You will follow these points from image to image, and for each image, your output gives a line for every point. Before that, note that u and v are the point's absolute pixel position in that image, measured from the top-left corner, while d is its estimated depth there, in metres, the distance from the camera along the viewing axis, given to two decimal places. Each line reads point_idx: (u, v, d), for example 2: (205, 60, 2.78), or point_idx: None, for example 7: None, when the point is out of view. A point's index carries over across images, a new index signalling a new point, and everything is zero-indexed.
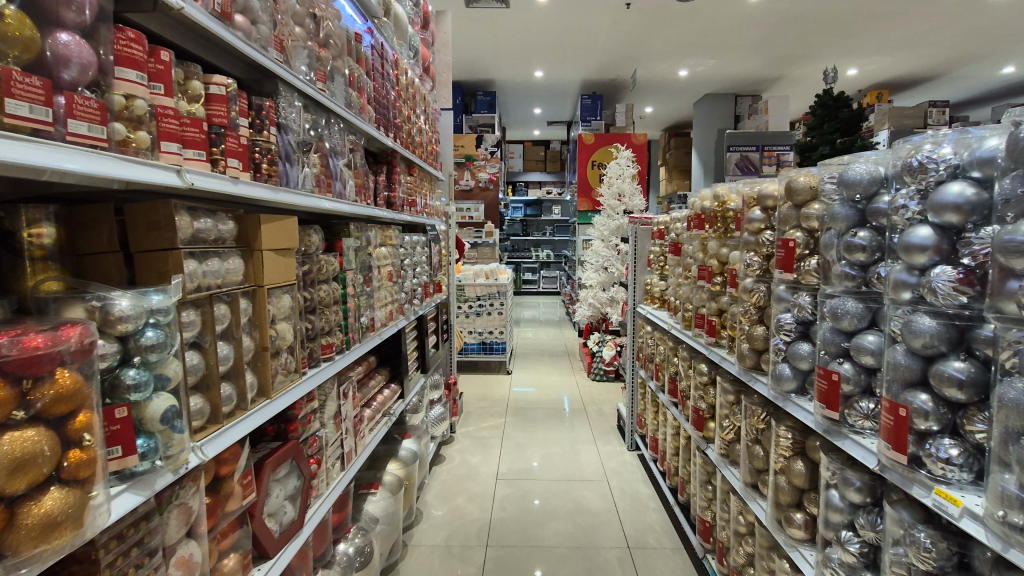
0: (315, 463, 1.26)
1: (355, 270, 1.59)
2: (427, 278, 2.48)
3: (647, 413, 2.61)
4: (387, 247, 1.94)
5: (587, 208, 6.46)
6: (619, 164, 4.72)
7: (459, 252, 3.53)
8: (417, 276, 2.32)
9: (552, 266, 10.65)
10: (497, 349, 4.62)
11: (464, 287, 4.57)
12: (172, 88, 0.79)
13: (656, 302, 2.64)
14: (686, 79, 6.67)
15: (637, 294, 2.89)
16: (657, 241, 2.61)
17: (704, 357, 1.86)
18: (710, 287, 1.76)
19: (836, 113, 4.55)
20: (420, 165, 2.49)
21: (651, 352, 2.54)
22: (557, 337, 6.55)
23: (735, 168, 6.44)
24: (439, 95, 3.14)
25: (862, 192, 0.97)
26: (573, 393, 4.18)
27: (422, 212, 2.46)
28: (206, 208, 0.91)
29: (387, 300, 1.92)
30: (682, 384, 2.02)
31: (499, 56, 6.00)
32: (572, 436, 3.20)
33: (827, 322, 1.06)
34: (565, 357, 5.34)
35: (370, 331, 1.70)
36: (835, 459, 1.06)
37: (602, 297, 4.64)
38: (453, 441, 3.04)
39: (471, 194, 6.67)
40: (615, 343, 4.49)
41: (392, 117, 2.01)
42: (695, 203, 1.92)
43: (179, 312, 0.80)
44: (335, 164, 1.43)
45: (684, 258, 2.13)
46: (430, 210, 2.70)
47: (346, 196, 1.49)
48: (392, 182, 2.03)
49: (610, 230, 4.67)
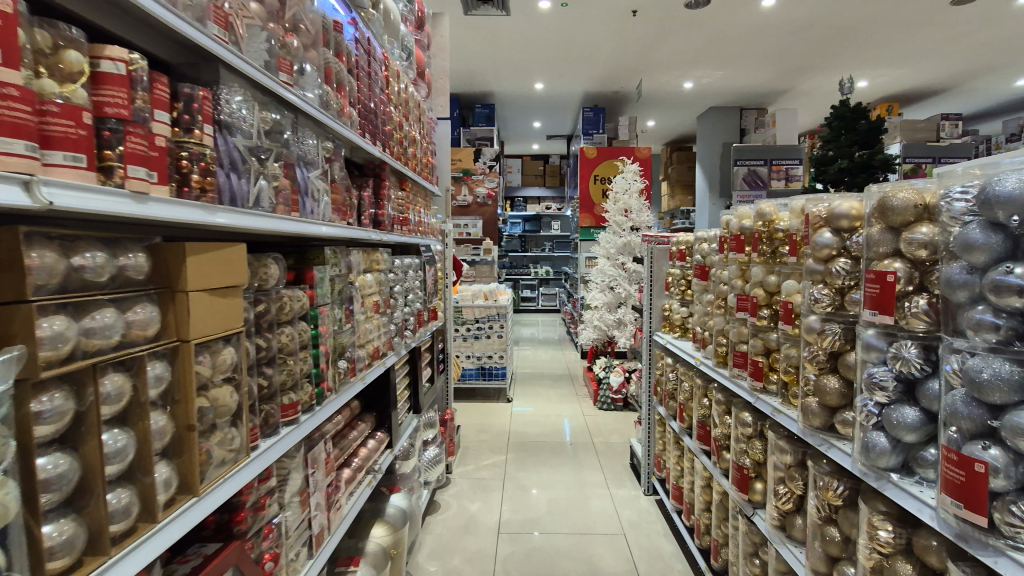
0: (271, 562, 0.97)
1: (331, 304, 1.31)
2: (421, 306, 2.21)
3: (669, 456, 2.33)
4: (372, 273, 1.67)
5: (590, 224, 6.22)
6: (626, 178, 4.48)
7: (456, 273, 3.26)
8: (410, 304, 2.05)
9: (551, 283, 10.38)
10: (497, 375, 4.33)
11: (462, 309, 4.29)
12: (20, 57, 0.51)
13: (678, 330, 2.37)
14: (691, 91, 6.48)
15: (654, 321, 2.61)
16: (679, 262, 2.34)
17: (745, 403, 1.59)
18: (754, 322, 1.49)
19: (853, 125, 4.34)
20: (414, 179, 2.23)
21: (673, 388, 2.26)
22: (559, 358, 6.26)
23: (743, 182, 6.36)
24: (436, 104, 2.89)
25: (1020, 214, 0.70)
26: (578, 423, 3.89)
27: (416, 232, 2.20)
28: (94, 238, 0.64)
29: (373, 337, 1.64)
30: (716, 432, 1.74)
31: (498, 67, 5.79)
32: (581, 477, 2.91)
33: (957, 386, 0.78)
34: (568, 381, 5.05)
35: (351, 377, 1.42)
36: (971, 573, 0.78)
37: (608, 320, 4.37)
38: (449, 484, 2.74)
39: (469, 210, 6.42)
40: (624, 369, 4.20)
41: (380, 123, 1.75)
42: (732, 222, 1.66)
43: (27, 400, 0.52)
44: (305, 177, 1.15)
45: (715, 284, 1.87)
46: (425, 230, 2.44)
47: (321, 215, 1.22)
48: (381, 198, 1.76)
49: (616, 248, 4.41)
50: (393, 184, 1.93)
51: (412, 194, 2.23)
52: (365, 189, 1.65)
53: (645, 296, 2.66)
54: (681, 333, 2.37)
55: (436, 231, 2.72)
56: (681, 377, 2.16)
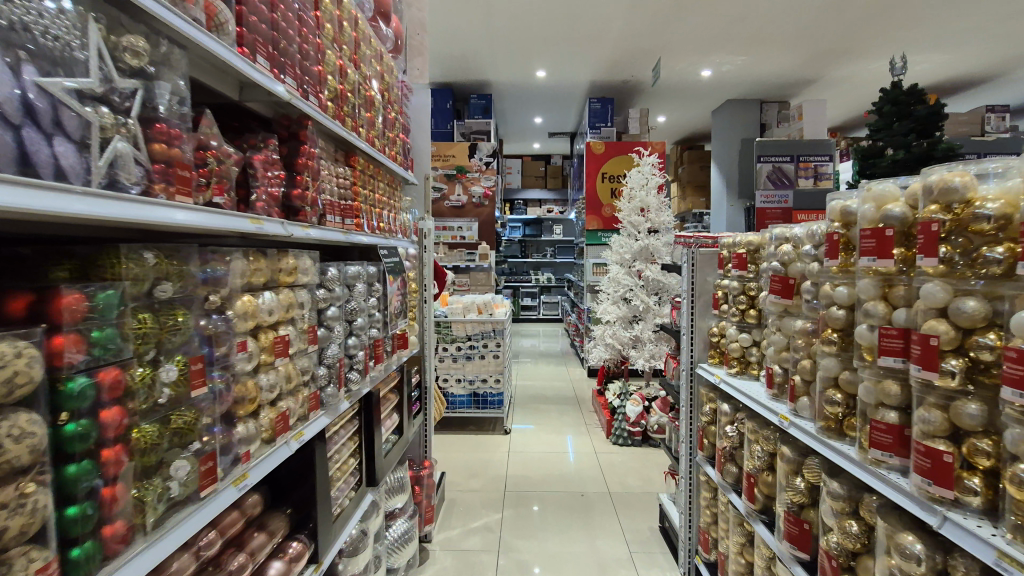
0: None
1: (134, 361, 0.65)
2: (380, 333, 1.57)
3: (726, 540, 1.68)
4: (280, 291, 1.03)
5: (597, 227, 5.57)
6: (642, 171, 3.83)
7: (440, 283, 2.60)
8: (361, 334, 1.41)
9: (553, 291, 9.75)
10: (492, 403, 3.68)
11: (451, 325, 3.63)
12: None
13: (734, 364, 1.73)
14: (709, 81, 5.84)
15: (698, 350, 1.96)
16: (737, 272, 1.71)
17: (898, 513, 0.94)
18: (923, 380, 0.86)
19: (908, 111, 3.72)
20: (369, 155, 1.58)
21: (734, 446, 1.62)
22: (562, 375, 5.62)
23: (767, 180, 5.71)
24: (411, 66, 2.22)
25: None
26: (589, 461, 3.24)
27: (371, 233, 1.54)
28: None
29: (277, 397, 1.00)
30: (831, 545, 1.09)
31: (494, 50, 5.15)
32: (598, 547, 2.25)
33: None
34: (575, 405, 4.39)
35: (206, 489, 0.76)
36: None
37: (622, 338, 3.70)
38: (426, 563, 2.09)
39: (463, 211, 5.78)
40: (641, 396, 3.55)
41: (296, 52, 1.10)
42: (866, 209, 1.02)
43: None
44: (23, 84, 0.50)
45: (819, 307, 1.22)
46: (390, 231, 1.79)
47: (90, 175, 0.57)
48: (298, 171, 1.11)
49: (631, 253, 3.76)
50: (326, 156, 1.28)
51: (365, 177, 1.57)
52: (260, 151, 0.99)
53: (683, 315, 2.03)
54: (741, 371, 1.72)
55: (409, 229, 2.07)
56: (750, 439, 1.52)
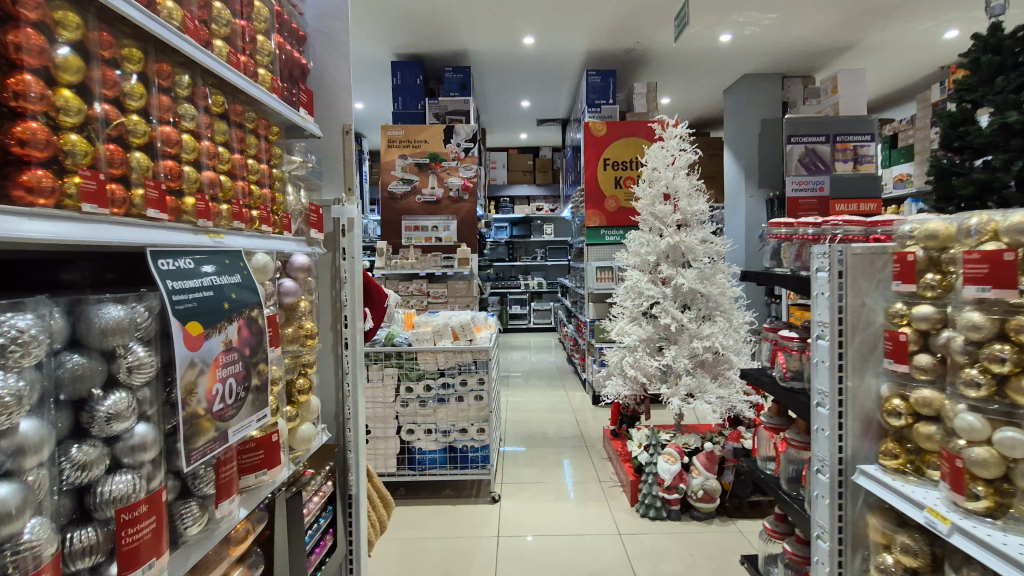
0: None
1: None
2: (156, 481, 0.61)
3: None
4: None
5: (600, 223, 4.66)
6: (665, 146, 2.90)
7: (376, 313, 1.58)
8: (9, 537, 0.44)
9: (545, 297, 8.86)
10: (474, 461, 2.72)
11: (417, 357, 2.65)
12: None
13: (979, 494, 0.80)
14: (726, 49, 4.93)
15: (852, 439, 1.04)
16: (987, 292, 0.79)
17: None
18: None
19: (1013, 61, 2.76)
20: (116, 15, 0.63)
21: None
22: (561, 402, 4.69)
23: (799, 165, 4.86)
24: None
25: None
26: (610, 546, 2.30)
27: (107, 216, 0.58)
28: None
29: None
30: None
31: (470, 9, 4.17)
32: None
33: None
34: (583, 449, 3.45)
35: None
36: None
37: (647, 368, 2.76)
38: None
39: (438, 206, 4.80)
40: (677, 446, 2.60)
41: None
42: None
43: None
44: None
45: None
46: (221, 220, 0.81)
47: None
48: None
49: (655, 254, 2.82)
50: None
51: (92, 70, 0.60)
52: None
53: (814, 372, 1.11)
54: (997, 510, 0.79)
55: (294, 215, 1.08)
56: None
